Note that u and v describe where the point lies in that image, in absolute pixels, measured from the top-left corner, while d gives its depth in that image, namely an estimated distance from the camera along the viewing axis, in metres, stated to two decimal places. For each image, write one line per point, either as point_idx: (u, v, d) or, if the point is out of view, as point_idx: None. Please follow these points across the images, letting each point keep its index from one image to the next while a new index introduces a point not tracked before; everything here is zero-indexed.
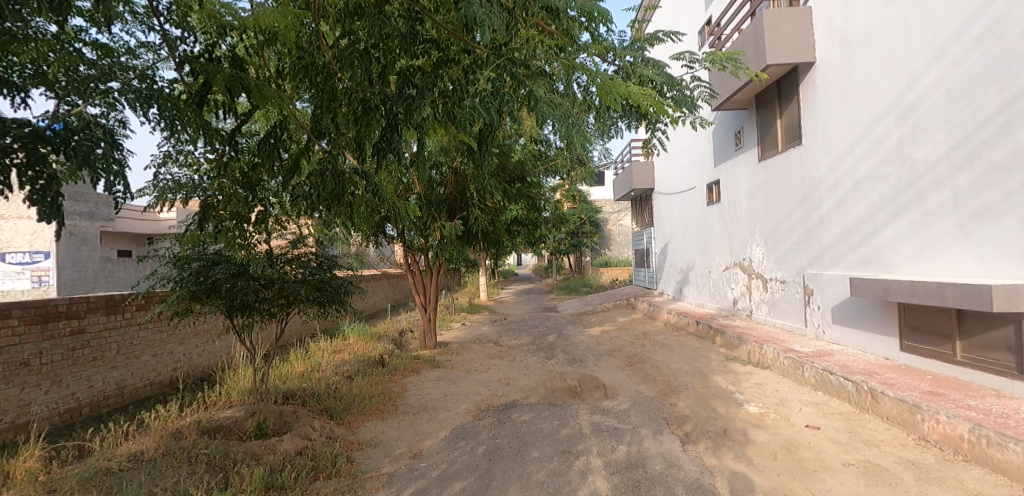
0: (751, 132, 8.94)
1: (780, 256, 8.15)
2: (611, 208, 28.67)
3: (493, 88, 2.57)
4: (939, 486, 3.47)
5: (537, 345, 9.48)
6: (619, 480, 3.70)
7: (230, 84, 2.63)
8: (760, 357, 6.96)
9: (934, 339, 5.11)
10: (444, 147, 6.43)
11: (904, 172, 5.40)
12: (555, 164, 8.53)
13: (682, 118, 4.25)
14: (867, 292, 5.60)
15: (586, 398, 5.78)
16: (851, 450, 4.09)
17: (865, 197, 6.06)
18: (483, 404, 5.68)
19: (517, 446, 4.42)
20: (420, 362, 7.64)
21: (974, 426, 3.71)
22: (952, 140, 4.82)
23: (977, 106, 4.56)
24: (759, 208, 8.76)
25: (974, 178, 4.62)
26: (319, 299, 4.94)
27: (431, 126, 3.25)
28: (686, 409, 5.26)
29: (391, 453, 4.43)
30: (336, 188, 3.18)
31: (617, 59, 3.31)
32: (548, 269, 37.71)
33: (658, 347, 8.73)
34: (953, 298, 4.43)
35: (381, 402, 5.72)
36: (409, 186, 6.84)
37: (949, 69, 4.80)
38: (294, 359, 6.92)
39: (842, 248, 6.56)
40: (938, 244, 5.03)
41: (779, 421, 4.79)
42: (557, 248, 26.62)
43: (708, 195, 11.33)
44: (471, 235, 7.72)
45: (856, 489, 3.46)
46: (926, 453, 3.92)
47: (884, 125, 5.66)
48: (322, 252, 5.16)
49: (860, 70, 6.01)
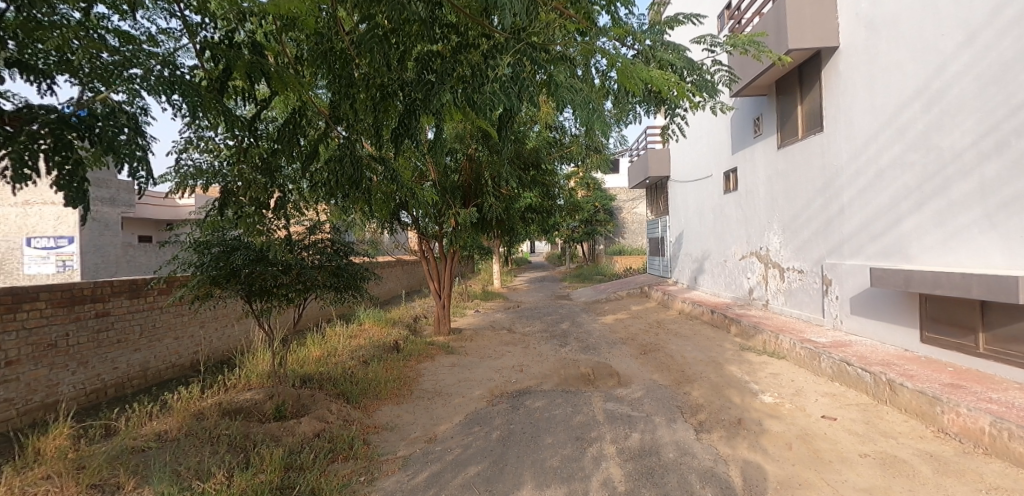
0: (771, 119, 8.77)
1: (798, 245, 8.04)
2: (625, 196, 28.43)
3: (513, 74, 2.62)
4: (958, 478, 3.44)
5: (551, 332, 9.51)
6: (633, 467, 3.73)
7: (250, 70, 2.67)
8: (776, 347, 6.90)
9: (956, 330, 5.02)
10: (460, 134, 6.37)
11: (930, 160, 5.27)
12: (571, 151, 8.33)
13: (702, 102, 4.12)
14: (887, 282, 5.50)
15: (599, 386, 5.79)
16: (868, 441, 4.06)
17: (887, 186, 5.94)
18: (497, 391, 5.71)
19: (531, 432, 4.47)
20: (434, 348, 7.71)
21: (995, 419, 3.66)
22: (981, 127, 4.68)
23: (1008, 92, 4.40)
24: (778, 196, 8.62)
25: (1002, 166, 4.49)
26: (336, 285, 5.00)
27: (449, 112, 3.28)
28: (701, 398, 5.24)
29: (407, 436, 4.51)
30: (354, 174, 3.28)
31: (637, 44, 3.31)
32: (561, 257, 37.68)
33: (672, 336, 8.70)
34: (977, 289, 4.33)
35: (396, 387, 5.78)
36: (425, 173, 6.83)
37: (980, 54, 4.65)
38: (311, 343, 7.02)
39: (862, 238, 6.46)
40: (963, 234, 4.92)
41: (795, 412, 4.76)
42: (570, 236, 26.59)
43: (724, 183, 11.19)
44: (486, 222, 7.70)
45: (872, 481, 3.45)
46: (945, 446, 3.88)
47: (909, 112, 5.52)
48: (339, 239, 5.20)
49: (886, 55, 5.86)
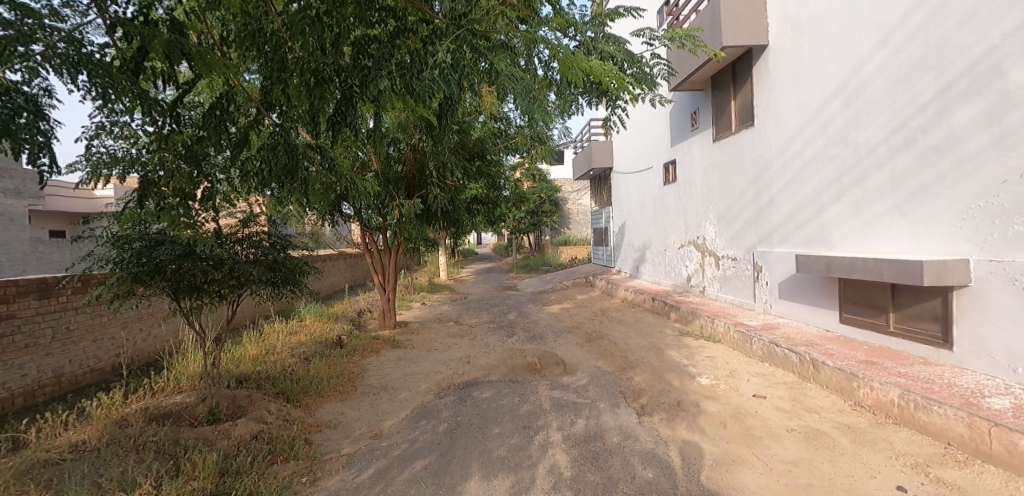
0: (706, 113, 9.14)
1: (732, 234, 8.45)
2: (570, 187, 28.90)
3: (453, 60, 2.62)
4: (871, 447, 3.75)
5: (497, 323, 9.55)
6: (578, 452, 3.81)
7: (169, 50, 2.46)
8: (711, 331, 7.24)
9: (871, 311, 5.43)
10: (401, 124, 6.23)
11: (849, 154, 5.66)
12: (515, 142, 8.18)
13: (641, 95, 4.21)
14: (811, 268, 5.87)
15: (546, 375, 5.87)
16: (794, 417, 4.34)
17: (811, 178, 6.34)
18: (444, 384, 5.67)
19: (479, 423, 4.47)
20: (379, 342, 7.54)
21: (903, 391, 4.01)
22: (892, 124, 5.06)
23: (915, 92, 4.77)
24: (713, 187, 9.01)
25: (910, 159, 4.88)
26: (274, 280, 4.80)
27: (389, 101, 3.24)
28: (642, 383, 5.43)
29: (351, 434, 4.39)
30: (288, 163, 3.20)
31: (579, 34, 3.40)
32: (508, 247, 37.87)
33: (615, 323, 8.95)
34: (889, 273, 4.69)
35: (339, 383, 5.62)
36: (366, 163, 6.63)
37: (892, 56, 5.01)
38: (247, 341, 6.69)
39: (789, 227, 6.87)
40: (877, 222, 5.33)
41: (729, 392, 5.02)
42: (516, 227, 26.77)
43: (664, 175, 11.57)
44: (431, 213, 7.61)
45: (797, 454, 3.71)
46: (860, 418, 4.22)
47: (830, 109, 5.90)
48: (275, 232, 4.99)
49: (810, 54, 6.21)
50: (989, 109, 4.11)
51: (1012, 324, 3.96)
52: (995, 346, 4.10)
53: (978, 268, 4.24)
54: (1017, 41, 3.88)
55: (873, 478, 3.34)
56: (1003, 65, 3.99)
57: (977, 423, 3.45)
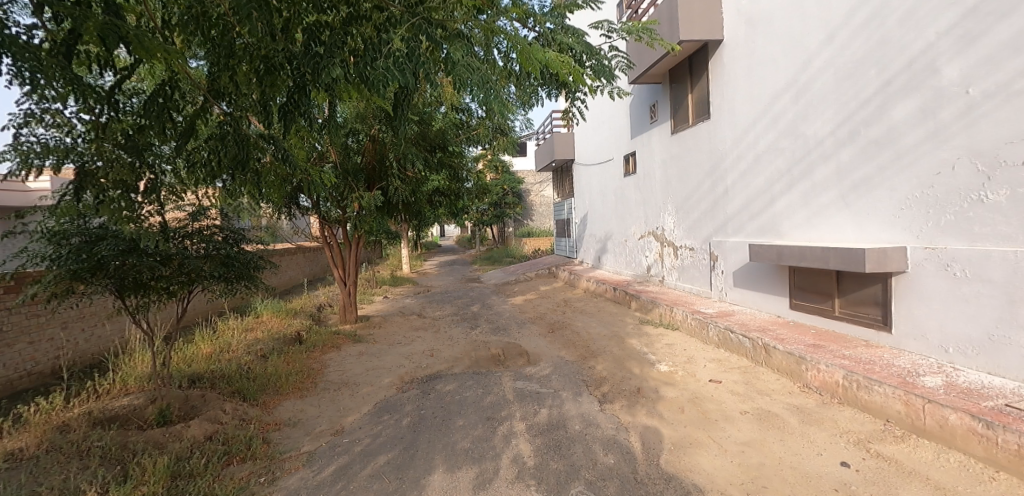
0: (665, 106, 9.31)
1: (689, 224, 8.68)
2: (533, 179, 29.01)
3: (408, 49, 2.56)
4: (818, 426, 3.95)
5: (461, 315, 9.53)
6: (541, 441, 3.86)
7: (105, 33, 2.29)
8: (670, 319, 7.44)
9: (818, 297, 5.69)
10: (360, 114, 6.09)
11: (798, 147, 5.90)
12: (477, 133, 7.82)
13: (600, 87, 4.25)
14: (763, 256, 6.09)
15: (509, 366, 5.90)
16: (747, 400, 4.52)
17: (763, 170, 6.57)
18: (407, 377, 5.62)
19: (442, 415, 4.46)
20: (340, 337, 7.40)
21: (847, 372, 4.22)
22: (838, 118, 5.29)
23: (859, 88, 5.00)
24: (672, 179, 9.22)
25: (854, 152, 5.12)
26: (226, 275, 4.62)
27: (344, 89, 3.17)
28: (604, 371, 5.53)
29: (312, 431, 4.30)
30: (239, 153, 3.08)
31: (538, 26, 3.41)
32: (472, 240, 37.78)
33: (578, 313, 9.07)
34: (834, 261, 4.91)
35: (298, 380, 5.48)
36: (323, 154, 6.46)
37: (838, 53, 5.22)
38: (200, 339, 6.44)
39: (743, 217, 7.11)
40: (824, 212, 5.58)
41: (686, 378, 5.17)
42: (480, 219, 26.72)
43: (625, 167, 11.75)
44: (392, 206, 7.49)
45: (750, 435, 3.87)
46: (808, 398, 4.43)
47: (781, 103, 6.11)
48: (227, 225, 4.81)
49: (762, 50, 6.40)
50: (925, 105, 4.34)
51: (944, 307, 4.23)
52: (929, 329, 4.37)
53: (915, 255, 4.50)
54: (950, 40, 4.10)
55: (819, 456, 3.51)
56: (937, 63, 4.21)
57: (913, 401, 3.67)
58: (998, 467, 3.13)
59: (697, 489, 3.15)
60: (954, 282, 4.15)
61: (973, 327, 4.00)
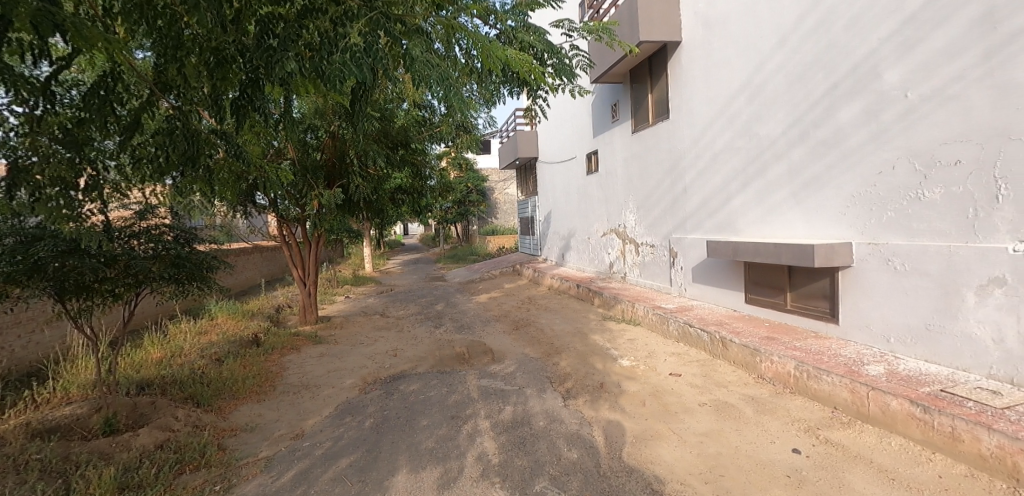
0: (626, 105, 9.47)
1: (650, 222, 8.87)
2: (497, 177, 29.02)
3: (365, 44, 2.53)
4: (771, 415, 4.11)
5: (425, 314, 9.45)
6: (506, 439, 3.87)
7: (38, 21, 2.14)
8: (632, 314, 7.59)
9: (771, 291, 5.92)
10: (319, 109, 5.94)
11: (752, 146, 6.11)
12: (441, 131, 7.69)
13: (561, 86, 4.30)
14: (720, 252, 6.28)
15: (474, 364, 5.89)
16: (706, 391, 4.66)
17: (720, 169, 6.78)
18: (370, 378, 5.53)
19: (406, 416, 4.41)
20: (300, 339, 7.21)
21: (798, 363, 4.41)
22: (789, 119, 5.50)
23: (808, 90, 5.21)
24: (633, 177, 9.39)
25: (805, 152, 5.34)
26: (177, 276, 4.42)
27: (300, 83, 3.09)
28: (568, 367, 5.59)
29: (271, 435, 4.18)
30: (188, 149, 2.96)
31: (499, 23, 3.42)
32: (436, 238, 37.52)
33: (542, 310, 9.14)
34: (786, 257, 5.09)
35: (256, 383, 5.32)
36: (280, 150, 6.28)
37: (789, 56, 5.43)
38: (150, 344, 6.16)
39: (701, 215, 7.31)
40: (777, 209, 5.80)
41: (648, 372, 5.29)
42: (444, 217, 26.55)
43: (587, 165, 11.90)
44: (353, 204, 7.35)
45: (708, 426, 3.99)
46: (762, 389, 4.60)
47: (737, 104, 6.32)
48: (178, 224, 4.62)
49: (718, 52, 6.60)
50: (869, 108, 4.56)
51: (885, 299, 4.47)
52: (873, 320, 4.61)
53: (859, 250, 4.74)
54: (891, 47, 4.32)
55: (772, 444, 3.66)
56: (880, 68, 4.43)
57: (858, 389, 3.86)
58: (934, 449, 3.32)
59: (657, 481, 3.23)
60: (894, 276, 4.38)
61: (912, 317, 4.25)
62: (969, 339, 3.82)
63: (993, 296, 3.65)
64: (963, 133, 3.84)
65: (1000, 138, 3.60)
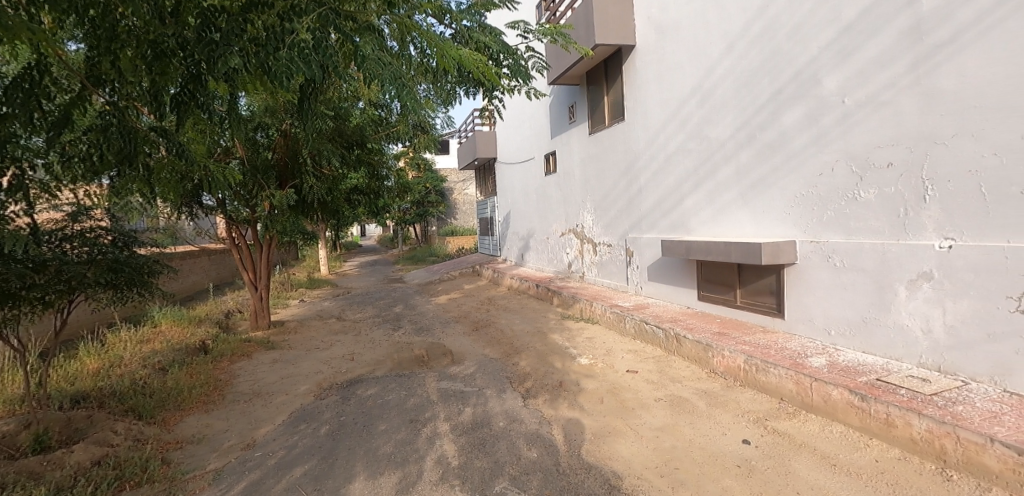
0: (583, 107, 9.61)
1: (607, 222, 9.03)
2: (456, 177, 28.85)
3: (314, 40, 2.47)
4: (723, 408, 4.25)
5: (383, 316, 9.29)
6: (466, 440, 3.85)
7: None
8: (590, 313, 7.70)
9: (722, 288, 6.13)
10: (269, 107, 5.75)
11: (703, 148, 6.31)
12: (397, 130, 7.65)
13: (517, 87, 4.33)
14: (674, 251, 6.45)
15: (433, 366, 5.83)
16: (661, 387, 4.78)
17: (673, 170, 6.97)
18: (326, 383, 5.39)
19: (364, 421, 4.32)
20: (251, 345, 6.95)
21: (747, 357, 4.58)
22: (737, 122, 5.72)
23: (755, 95, 5.44)
24: (590, 178, 9.54)
25: (752, 154, 5.56)
26: (114, 282, 4.17)
27: (246, 79, 2.97)
28: (527, 367, 5.62)
29: (219, 447, 4.00)
30: (125, 148, 2.79)
31: (454, 23, 3.41)
32: (394, 239, 36.94)
33: (502, 311, 9.15)
34: (736, 255, 5.28)
35: (203, 393, 5.09)
36: (228, 149, 6.04)
37: (736, 62, 5.65)
38: (85, 354, 5.79)
39: (655, 215, 7.50)
40: (727, 209, 6.01)
41: (606, 369, 5.38)
42: (403, 218, 26.18)
43: (545, 166, 12.00)
44: (307, 204, 7.15)
45: (664, 420, 4.10)
46: (715, 383, 4.77)
47: (688, 107, 6.51)
48: (116, 226, 4.36)
49: (671, 56, 6.78)
50: (810, 112, 4.80)
51: (827, 294, 4.72)
52: (815, 314, 4.85)
53: (802, 248, 4.97)
54: (829, 55, 4.56)
55: (724, 435, 3.79)
56: (819, 75, 4.67)
57: (803, 380, 4.05)
58: (871, 435, 3.51)
59: (616, 476, 3.28)
60: (834, 272, 4.63)
61: (850, 311, 4.50)
62: (901, 330, 4.08)
63: (922, 289, 3.91)
64: (894, 137, 4.09)
65: (926, 142, 3.85)
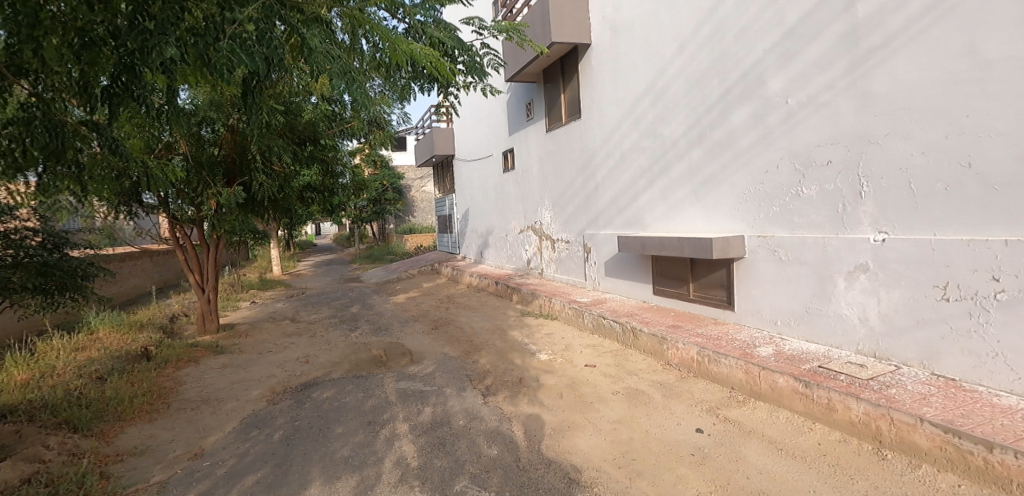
0: (540, 104, 9.66)
1: (565, 219, 9.12)
2: (414, 174, 28.48)
3: (257, 32, 2.39)
4: (678, 399, 4.38)
5: (339, 317, 9.08)
6: (425, 440, 3.82)
7: None
8: (549, 309, 7.77)
9: (676, 282, 6.31)
10: (214, 101, 5.50)
11: (657, 146, 6.47)
12: (352, 126, 7.38)
13: (473, 84, 4.31)
14: (629, 247, 6.58)
15: (392, 366, 5.75)
16: (618, 380, 4.89)
17: (628, 167, 7.11)
18: (279, 387, 5.22)
19: (319, 425, 4.21)
20: (198, 350, 6.65)
21: (700, 349, 4.74)
22: (688, 121, 5.88)
23: (705, 95, 5.61)
24: (547, 175, 9.61)
25: (702, 152, 5.74)
26: (44, 286, 3.90)
27: (185, 71, 2.83)
28: (487, 364, 5.62)
29: (164, 458, 3.81)
30: (52, 143, 2.61)
31: (408, 17, 3.36)
32: (351, 238, 36.13)
33: (461, 309, 9.12)
34: (688, 250, 5.44)
35: (146, 402, 4.84)
36: (170, 145, 5.74)
37: (687, 62, 5.81)
38: (12, 365, 5.39)
39: (612, 211, 7.63)
40: (679, 206, 6.18)
41: (564, 364, 5.45)
42: (359, 216, 25.63)
43: (504, 163, 12.01)
44: (257, 202, 6.89)
45: (621, 413, 4.19)
46: (670, 375, 4.91)
47: (642, 105, 6.65)
48: (45, 226, 4.09)
49: (625, 56, 6.91)
50: (756, 112, 4.99)
51: (773, 286, 4.93)
52: (762, 306, 5.06)
53: (750, 243, 5.18)
54: (773, 57, 4.76)
55: (678, 425, 3.91)
56: (764, 76, 4.86)
57: (752, 369, 4.22)
58: (814, 419, 3.69)
59: (575, 469, 3.33)
60: (780, 265, 4.84)
61: (794, 302, 4.72)
62: (840, 319, 4.31)
63: (859, 280, 4.14)
64: (833, 137, 4.30)
65: (862, 141, 4.07)
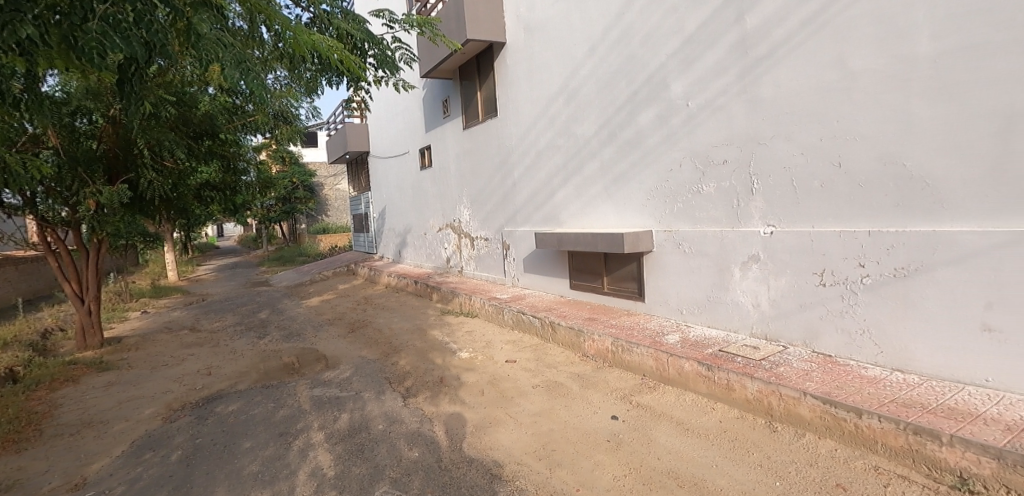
0: (456, 101, 9.59)
1: (484, 216, 9.15)
2: (328, 171, 27.24)
3: (134, 13, 2.17)
4: (595, 388, 4.56)
5: (245, 324, 8.50)
6: (343, 448, 3.69)
7: None
8: (470, 307, 7.78)
9: (591, 276, 6.55)
10: (89, 89, 4.93)
11: (572, 145, 6.66)
12: (255, 120, 6.92)
13: (386, 78, 4.20)
14: (547, 244, 6.74)
15: (305, 374, 5.48)
16: (538, 374, 5.00)
17: (545, 164, 7.25)
18: (176, 404, 4.81)
19: (225, 440, 3.93)
20: (78, 368, 5.95)
21: (614, 339, 4.96)
22: (600, 121, 6.11)
23: (614, 96, 5.85)
24: (466, 172, 9.59)
25: (613, 151, 5.99)
26: None
27: (46, 55, 2.51)
28: (407, 366, 5.53)
29: (37, 492, 3.37)
30: None
31: (311, 6, 3.20)
32: (258, 239, 33.85)
33: (380, 310, 8.88)
34: (602, 245, 5.67)
35: (12, 431, 4.25)
36: (36, 137, 5.07)
37: (598, 64, 6.03)
38: None
39: (530, 208, 7.76)
40: (593, 202, 6.42)
41: (485, 361, 5.49)
42: (267, 216, 24.07)
43: (421, 160, 11.82)
44: (145, 201, 6.28)
45: (541, 406, 4.29)
46: (587, 366, 5.10)
47: (558, 104, 6.81)
48: None
49: (539, 55, 7.03)
50: (661, 114, 5.29)
51: (679, 278, 5.26)
52: (670, 296, 5.40)
53: (657, 237, 5.49)
54: (674, 62, 5.06)
55: (595, 414, 4.08)
56: (667, 80, 5.16)
57: (661, 356, 4.48)
58: (716, 399, 4.00)
59: (497, 465, 3.38)
60: (684, 257, 5.17)
61: (697, 291, 5.07)
62: (737, 306, 4.69)
63: (752, 270, 4.53)
64: (728, 138, 4.66)
65: (753, 143, 4.44)
